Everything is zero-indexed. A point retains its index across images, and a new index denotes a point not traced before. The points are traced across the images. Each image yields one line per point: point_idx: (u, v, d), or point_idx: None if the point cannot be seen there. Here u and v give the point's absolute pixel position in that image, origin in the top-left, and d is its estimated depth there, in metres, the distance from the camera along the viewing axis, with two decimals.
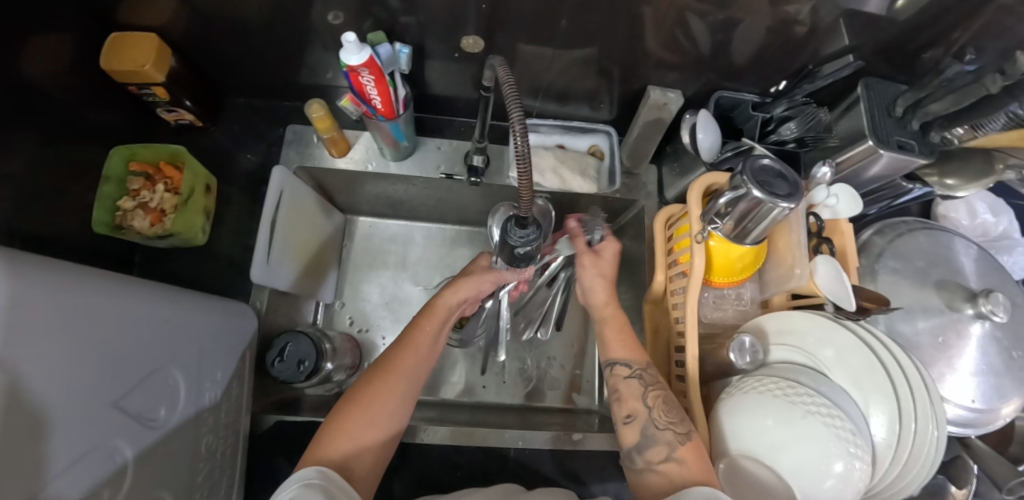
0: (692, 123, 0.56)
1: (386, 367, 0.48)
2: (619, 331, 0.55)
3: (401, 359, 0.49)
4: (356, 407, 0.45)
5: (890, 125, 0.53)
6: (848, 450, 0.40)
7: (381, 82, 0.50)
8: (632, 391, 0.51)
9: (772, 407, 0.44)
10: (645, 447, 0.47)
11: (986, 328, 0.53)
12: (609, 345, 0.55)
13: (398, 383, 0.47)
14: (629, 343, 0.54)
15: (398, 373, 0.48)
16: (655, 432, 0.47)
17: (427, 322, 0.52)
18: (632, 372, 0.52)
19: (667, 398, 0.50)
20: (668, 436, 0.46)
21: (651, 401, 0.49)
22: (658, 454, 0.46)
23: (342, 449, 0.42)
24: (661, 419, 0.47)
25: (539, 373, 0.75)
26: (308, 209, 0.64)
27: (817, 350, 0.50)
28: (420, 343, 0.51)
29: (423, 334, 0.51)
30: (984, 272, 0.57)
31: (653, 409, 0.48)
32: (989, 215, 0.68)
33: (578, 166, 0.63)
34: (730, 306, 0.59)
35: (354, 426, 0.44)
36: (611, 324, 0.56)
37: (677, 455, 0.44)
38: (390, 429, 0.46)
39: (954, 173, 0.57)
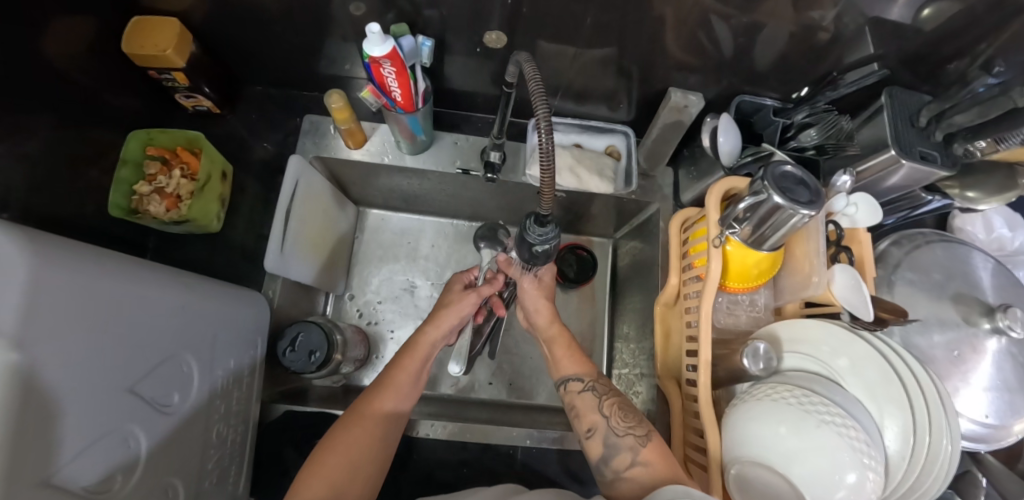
0: (713, 126, 0.55)
1: (366, 407, 0.47)
2: (566, 347, 0.56)
3: (381, 400, 0.48)
4: (338, 447, 0.44)
5: (914, 135, 0.53)
6: (862, 461, 0.40)
7: (402, 75, 0.50)
8: (586, 405, 0.51)
9: (786, 416, 0.44)
10: (611, 456, 0.47)
11: (1002, 345, 0.52)
12: (561, 363, 0.55)
13: (374, 424, 0.46)
14: (579, 359, 0.55)
15: (376, 416, 0.47)
16: (615, 440, 0.47)
17: (408, 361, 0.51)
18: (586, 385, 0.52)
19: (624, 404, 0.50)
20: (630, 441, 0.46)
21: (608, 410, 0.49)
22: (624, 460, 0.46)
23: (324, 493, 0.41)
24: (620, 426, 0.48)
25: (545, 372, 0.75)
26: (323, 200, 0.63)
27: (831, 361, 0.49)
28: (401, 382, 0.50)
29: (407, 370, 0.51)
30: (1001, 287, 0.56)
31: (611, 418, 0.49)
32: (1006, 229, 0.68)
33: (595, 166, 0.61)
34: (743, 311, 0.59)
35: (333, 468, 0.42)
36: (558, 343, 0.56)
37: (642, 459, 0.45)
38: (371, 477, 0.44)
39: (976, 186, 0.55)
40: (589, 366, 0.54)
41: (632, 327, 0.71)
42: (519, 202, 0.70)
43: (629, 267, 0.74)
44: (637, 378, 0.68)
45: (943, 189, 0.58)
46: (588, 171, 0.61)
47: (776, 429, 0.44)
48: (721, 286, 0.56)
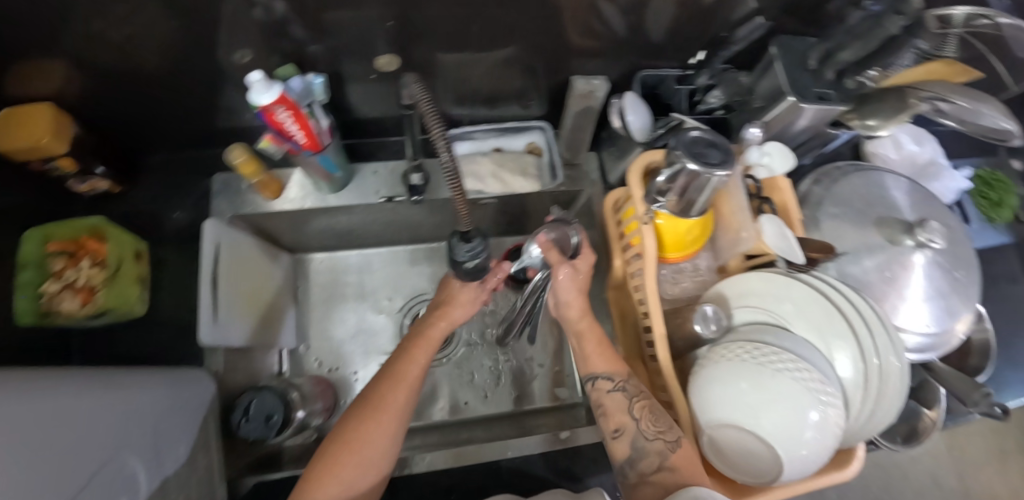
0: (620, 105, 0.54)
1: (382, 401, 0.44)
2: (597, 345, 0.54)
3: (392, 398, 0.45)
4: (346, 442, 0.43)
5: (807, 79, 0.55)
6: (820, 399, 0.42)
7: (300, 118, 0.48)
8: (620, 405, 0.50)
9: (744, 372, 0.45)
10: (637, 460, 0.48)
11: (927, 256, 0.54)
12: (591, 358, 0.54)
13: (388, 424, 0.44)
14: (609, 355, 0.54)
15: (388, 412, 0.44)
16: (644, 443, 0.48)
17: (418, 353, 0.48)
18: (615, 384, 0.51)
19: (655, 407, 0.50)
20: (658, 446, 0.47)
21: (639, 413, 0.49)
22: (650, 464, 0.47)
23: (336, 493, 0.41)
24: (650, 429, 0.48)
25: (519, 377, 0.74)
26: (249, 256, 0.61)
27: (778, 308, 0.51)
28: (412, 377, 0.47)
29: (411, 370, 0.47)
30: (915, 203, 0.59)
31: (641, 421, 0.49)
32: (914, 146, 0.72)
33: (517, 166, 0.61)
34: (688, 278, 0.59)
35: (344, 466, 0.42)
36: (589, 337, 0.55)
37: (670, 464, 0.46)
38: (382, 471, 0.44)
39: (873, 114, 0.57)
40: (618, 365, 0.53)
41: None
42: (455, 216, 0.69)
43: None
44: None
45: (845, 120, 0.59)
46: (512, 173, 0.61)
47: (738, 386, 0.45)
48: (662, 259, 0.56)
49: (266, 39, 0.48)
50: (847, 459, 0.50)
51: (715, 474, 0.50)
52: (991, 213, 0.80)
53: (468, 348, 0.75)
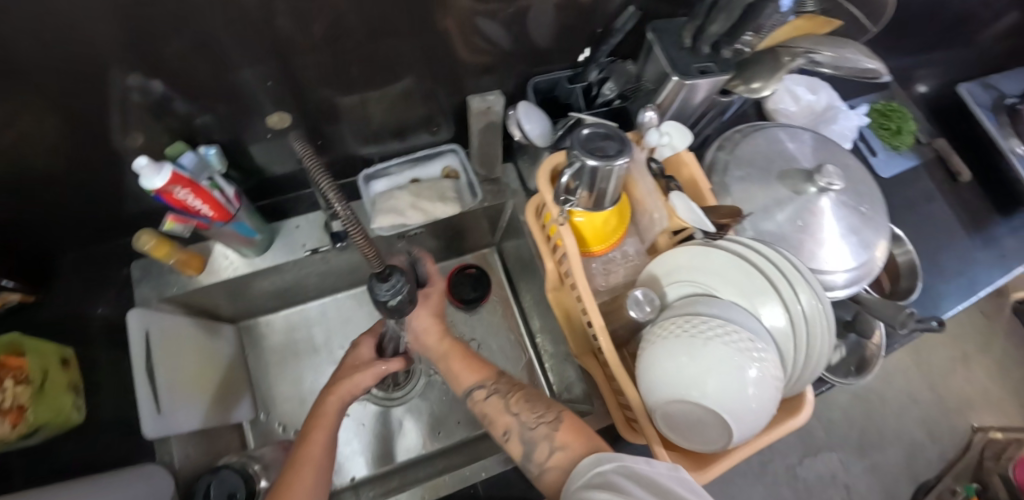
0: (516, 117, 0.54)
1: (311, 442, 0.46)
2: (461, 360, 0.55)
3: (314, 438, 0.47)
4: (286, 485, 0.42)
5: (687, 57, 0.57)
6: (752, 357, 0.44)
7: (201, 192, 0.48)
8: (496, 409, 0.51)
9: (680, 347, 0.46)
10: (532, 453, 0.47)
11: (832, 198, 0.57)
12: (460, 376, 0.55)
13: (315, 460, 0.45)
14: (472, 364, 0.55)
15: (315, 450, 0.45)
16: (530, 433, 0.48)
17: (337, 389, 0.51)
18: (489, 389, 0.53)
19: (528, 396, 0.51)
20: (543, 430, 0.47)
21: (515, 407, 0.50)
22: (542, 452, 0.46)
23: None
24: (530, 418, 0.49)
25: None
26: (185, 337, 0.60)
27: (708, 280, 0.52)
28: (332, 413, 0.49)
29: (323, 421, 0.48)
30: (809, 150, 0.62)
31: (521, 414, 0.50)
32: (811, 95, 0.79)
33: (434, 193, 0.61)
34: (620, 266, 0.59)
35: None
36: (454, 356, 0.56)
37: (558, 443, 0.46)
38: None
39: (754, 77, 0.59)
40: (486, 371, 0.55)
41: (542, 319, 0.72)
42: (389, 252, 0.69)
43: (516, 266, 0.76)
44: (563, 363, 0.69)
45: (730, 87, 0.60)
46: (431, 200, 0.62)
47: (677, 361, 0.45)
48: (588, 254, 0.57)
49: (150, 120, 0.48)
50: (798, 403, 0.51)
51: (677, 452, 0.51)
52: (895, 141, 0.88)
53: (430, 378, 0.75)
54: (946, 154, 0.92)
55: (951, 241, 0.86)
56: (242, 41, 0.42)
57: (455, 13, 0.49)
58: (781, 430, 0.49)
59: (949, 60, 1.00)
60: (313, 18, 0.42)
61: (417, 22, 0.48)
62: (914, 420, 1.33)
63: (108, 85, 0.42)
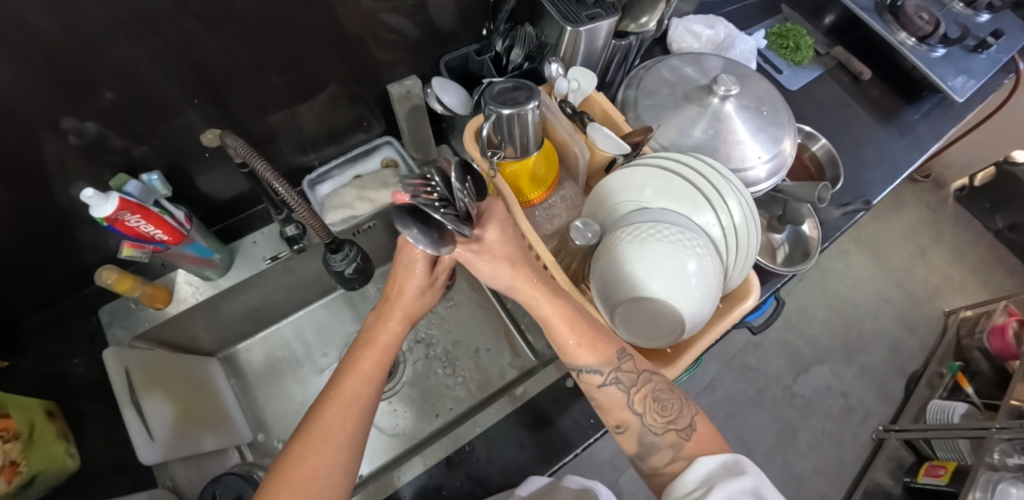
0: (433, 93, 0.56)
1: (328, 418, 0.40)
2: (575, 331, 0.46)
3: (334, 418, 0.40)
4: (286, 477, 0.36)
5: (574, 8, 0.59)
6: (687, 246, 0.46)
7: (151, 216, 0.50)
8: (615, 398, 0.46)
9: (624, 253, 0.48)
10: (648, 454, 0.46)
11: (735, 104, 0.62)
12: (573, 351, 0.46)
13: (337, 446, 0.39)
14: (596, 345, 0.46)
15: (335, 432, 0.39)
16: (653, 438, 0.45)
17: (365, 364, 0.44)
18: (607, 378, 0.46)
19: (658, 393, 0.46)
20: (670, 438, 0.45)
21: (641, 406, 0.45)
22: (664, 458, 0.44)
23: None
24: (656, 422, 0.45)
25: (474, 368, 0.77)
26: (166, 370, 0.61)
27: (637, 195, 0.53)
28: (363, 394, 0.42)
29: (376, 361, 0.45)
30: (703, 69, 0.67)
31: (647, 414, 0.45)
32: (708, 30, 0.86)
33: (378, 181, 0.63)
34: (562, 207, 0.62)
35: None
36: (557, 325, 0.45)
37: (685, 453, 0.44)
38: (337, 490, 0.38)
39: (640, 13, 0.63)
40: (613, 350, 0.46)
41: None
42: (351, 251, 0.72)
43: None
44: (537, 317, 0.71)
45: (624, 28, 0.66)
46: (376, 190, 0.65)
47: (623, 266, 0.47)
48: (528, 203, 0.59)
49: (91, 161, 0.51)
50: (743, 289, 0.54)
51: (644, 357, 0.53)
52: (796, 57, 0.96)
53: (416, 366, 0.77)
54: (846, 60, 1.00)
55: (866, 134, 0.94)
56: (161, 63, 0.46)
57: (354, 7, 0.53)
58: (727, 318, 0.52)
59: None
60: (224, 29, 0.46)
61: (321, 20, 0.52)
62: (891, 317, 1.48)
63: (45, 132, 0.45)
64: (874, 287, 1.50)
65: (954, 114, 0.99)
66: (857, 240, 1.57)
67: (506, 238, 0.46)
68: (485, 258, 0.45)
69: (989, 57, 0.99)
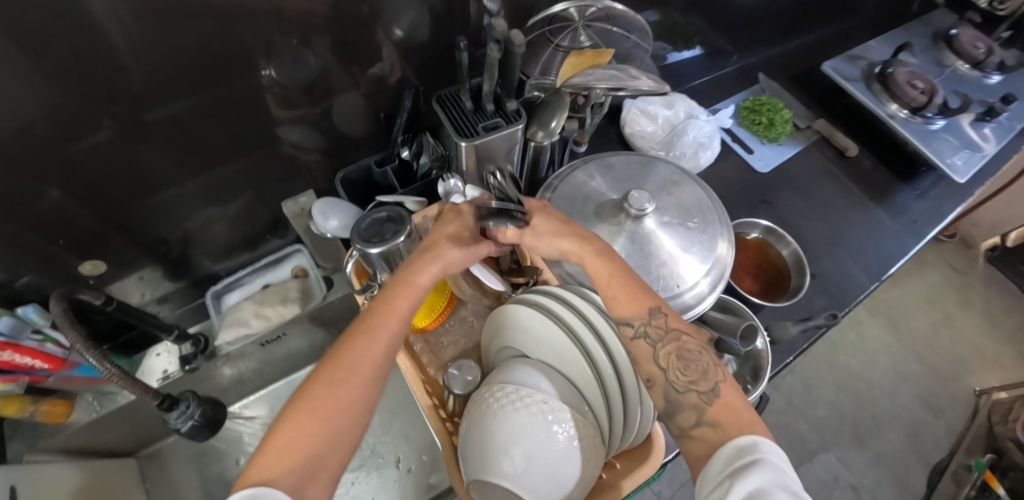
0: (315, 215, 0.53)
1: (340, 360, 0.35)
2: (625, 289, 0.44)
3: (350, 350, 0.36)
4: (298, 411, 0.32)
5: (472, 118, 0.55)
6: (543, 418, 0.41)
7: (28, 349, 0.50)
8: (643, 355, 0.41)
9: (483, 416, 0.43)
10: (673, 413, 0.39)
11: (651, 221, 0.56)
12: (615, 303, 0.44)
13: (346, 383, 0.34)
14: (634, 297, 0.44)
15: (348, 369, 0.34)
16: (677, 396, 0.39)
17: (403, 296, 0.40)
18: (638, 330, 0.42)
19: (684, 350, 0.41)
20: (693, 399, 0.38)
21: (666, 361, 0.40)
22: (688, 418, 0.38)
23: (296, 464, 0.29)
24: (681, 381, 0.39)
25: (390, 484, 0.70)
26: (57, 482, 0.58)
27: (520, 340, 0.48)
28: (387, 331, 0.38)
29: (384, 323, 0.38)
30: (626, 174, 0.61)
31: (671, 370, 0.40)
32: (665, 111, 0.79)
33: (278, 297, 0.63)
34: (460, 330, 0.57)
35: (318, 420, 0.31)
36: (610, 279, 0.45)
37: (708, 417, 0.37)
38: (334, 427, 0.32)
39: (549, 118, 0.57)
40: (650, 304, 0.43)
41: None
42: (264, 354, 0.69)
43: None
44: None
45: (532, 135, 0.59)
46: (276, 305, 0.63)
47: (479, 432, 0.42)
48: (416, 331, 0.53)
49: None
50: (648, 450, 0.48)
51: None
52: (770, 133, 0.88)
53: None
54: (830, 133, 0.91)
55: (852, 217, 0.83)
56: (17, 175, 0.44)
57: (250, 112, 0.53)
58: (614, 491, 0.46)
59: (809, 46, 1.03)
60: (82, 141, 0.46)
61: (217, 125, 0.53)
62: (911, 396, 1.31)
63: None
64: (890, 362, 1.34)
65: (957, 192, 0.88)
66: (871, 308, 1.41)
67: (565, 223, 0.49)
68: (533, 236, 0.48)
69: (999, 125, 0.88)
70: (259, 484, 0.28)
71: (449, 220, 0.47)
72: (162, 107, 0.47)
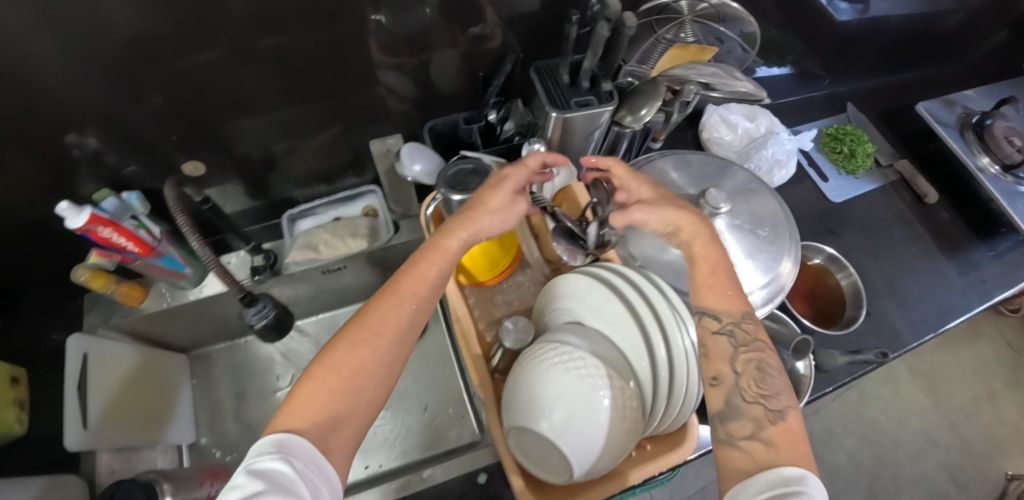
0: (404, 156, 0.56)
1: (370, 322, 0.37)
2: (714, 276, 0.45)
3: (380, 312, 0.38)
4: (322, 367, 0.35)
5: (565, 92, 0.57)
6: (591, 383, 0.42)
7: (124, 230, 0.54)
8: (720, 352, 0.41)
9: (531, 373, 0.44)
10: (728, 417, 0.38)
11: (724, 222, 0.56)
12: (703, 289, 0.45)
13: (374, 344, 0.36)
14: (724, 293, 0.44)
15: (376, 331, 0.37)
16: (740, 403, 0.38)
17: (429, 263, 0.42)
18: (722, 325, 0.42)
19: (764, 364, 0.40)
20: (755, 411, 0.37)
21: (742, 366, 0.40)
22: (743, 428, 0.37)
23: (318, 415, 0.32)
24: (752, 390, 0.39)
25: (414, 428, 0.73)
26: (122, 362, 0.65)
27: (577, 307, 0.50)
28: (414, 296, 0.40)
29: (417, 286, 0.40)
30: (708, 174, 0.62)
31: (745, 375, 0.39)
32: (747, 122, 0.79)
33: (347, 230, 0.66)
34: (516, 293, 0.59)
35: (336, 378, 0.34)
36: (705, 263, 0.46)
37: (765, 434, 0.35)
38: (358, 388, 0.35)
39: (640, 105, 0.58)
40: (743, 307, 0.43)
41: None
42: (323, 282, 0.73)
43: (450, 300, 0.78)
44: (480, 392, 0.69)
45: (619, 119, 0.60)
46: (343, 237, 0.66)
47: (527, 388, 0.44)
48: (473, 284, 0.56)
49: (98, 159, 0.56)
50: (682, 436, 0.49)
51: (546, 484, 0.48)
52: (851, 164, 0.85)
53: None
54: (911, 176, 0.88)
55: (919, 264, 0.81)
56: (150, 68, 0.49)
57: (358, 53, 0.57)
58: (644, 468, 0.46)
59: (906, 86, 1.00)
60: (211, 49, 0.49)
61: (324, 61, 0.56)
62: (937, 464, 1.25)
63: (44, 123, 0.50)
64: (921, 427, 1.29)
65: None
66: (912, 368, 1.36)
67: (659, 189, 0.52)
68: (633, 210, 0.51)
69: None
70: (286, 433, 0.31)
71: (508, 171, 0.47)
72: (288, 30, 0.51)
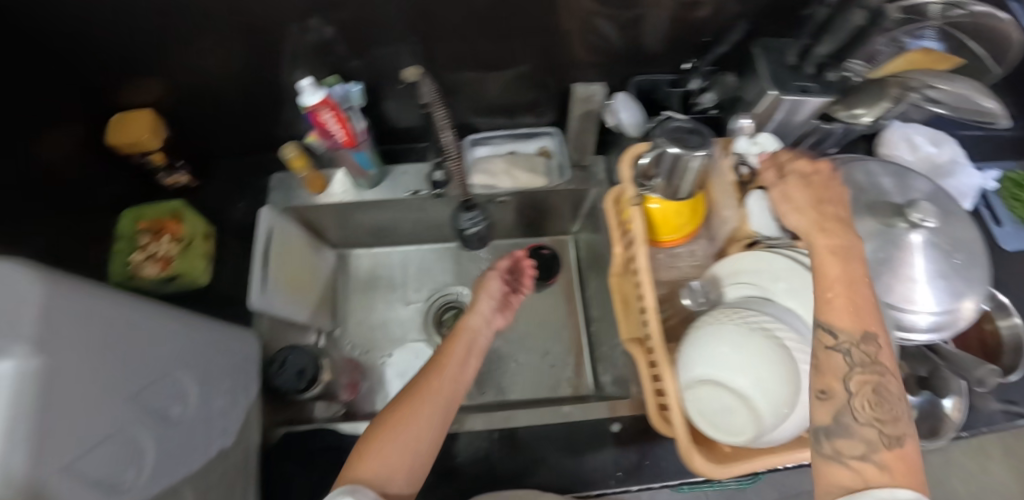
0: (613, 106, 0.63)
1: (408, 394, 0.53)
2: (850, 291, 0.40)
3: (430, 383, 0.54)
4: (388, 425, 0.49)
5: (786, 74, 0.58)
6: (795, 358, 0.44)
7: (340, 118, 0.58)
8: (833, 368, 0.39)
9: (729, 335, 0.46)
10: (836, 436, 0.37)
11: (923, 237, 0.55)
12: (830, 304, 0.41)
13: (429, 406, 0.52)
14: (853, 309, 0.40)
15: (413, 414, 0.50)
16: (849, 422, 0.37)
17: (451, 360, 0.58)
18: (840, 344, 0.39)
19: (883, 388, 0.38)
20: (867, 432, 0.36)
21: (859, 388, 0.38)
22: (851, 446, 0.37)
23: (376, 466, 0.46)
24: (863, 411, 0.37)
25: (531, 367, 0.78)
26: (296, 243, 0.71)
27: (765, 282, 0.51)
28: (452, 378, 0.56)
29: (450, 382, 0.56)
30: (911, 189, 0.60)
31: (858, 398, 0.38)
32: (930, 147, 0.75)
33: (528, 165, 0.72)
34: (685, 263, 0.60)
35: (393, 438, 0.48)
36: (851, 276, 0.41)
37: (879, 459, 0.35)
38: (418, 444, 0.49)
39: (858, 103, 0.60)
40: (870, 327, 0.39)
41: (601, 308, 0.75)
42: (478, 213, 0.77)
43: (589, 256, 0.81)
44: (608, 349, 0.72)
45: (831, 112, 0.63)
46: (524, 171, 0.72)
47: (723, 349, 0.45)
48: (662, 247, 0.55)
49: (323, 59, 0.61)
50: None
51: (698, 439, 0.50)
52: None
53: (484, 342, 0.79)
54: None
55: None
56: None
57: (578, 6, 0.56)
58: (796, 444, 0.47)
59: None
60: None
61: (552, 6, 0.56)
62: None
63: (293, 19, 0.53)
64: None
65: None
66: None
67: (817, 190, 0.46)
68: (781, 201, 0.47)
69: None
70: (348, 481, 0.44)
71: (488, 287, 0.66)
72: None
